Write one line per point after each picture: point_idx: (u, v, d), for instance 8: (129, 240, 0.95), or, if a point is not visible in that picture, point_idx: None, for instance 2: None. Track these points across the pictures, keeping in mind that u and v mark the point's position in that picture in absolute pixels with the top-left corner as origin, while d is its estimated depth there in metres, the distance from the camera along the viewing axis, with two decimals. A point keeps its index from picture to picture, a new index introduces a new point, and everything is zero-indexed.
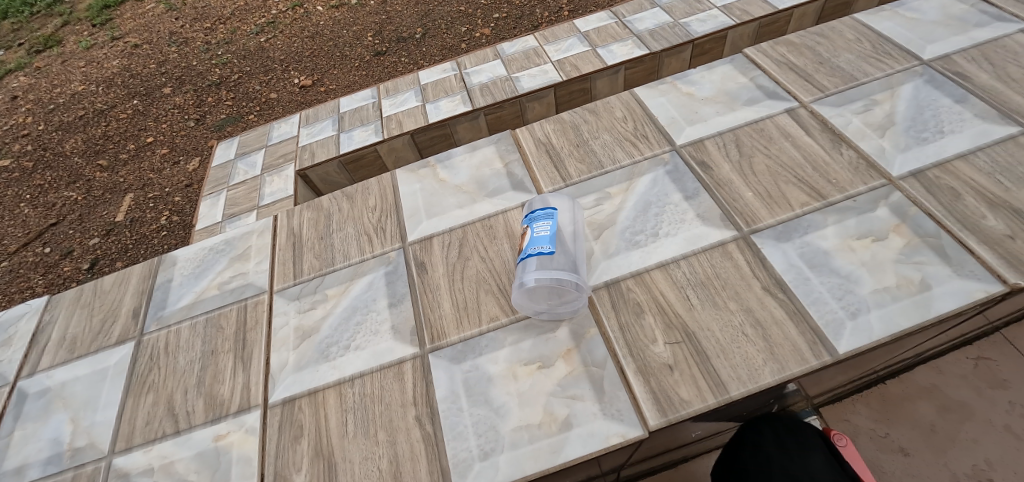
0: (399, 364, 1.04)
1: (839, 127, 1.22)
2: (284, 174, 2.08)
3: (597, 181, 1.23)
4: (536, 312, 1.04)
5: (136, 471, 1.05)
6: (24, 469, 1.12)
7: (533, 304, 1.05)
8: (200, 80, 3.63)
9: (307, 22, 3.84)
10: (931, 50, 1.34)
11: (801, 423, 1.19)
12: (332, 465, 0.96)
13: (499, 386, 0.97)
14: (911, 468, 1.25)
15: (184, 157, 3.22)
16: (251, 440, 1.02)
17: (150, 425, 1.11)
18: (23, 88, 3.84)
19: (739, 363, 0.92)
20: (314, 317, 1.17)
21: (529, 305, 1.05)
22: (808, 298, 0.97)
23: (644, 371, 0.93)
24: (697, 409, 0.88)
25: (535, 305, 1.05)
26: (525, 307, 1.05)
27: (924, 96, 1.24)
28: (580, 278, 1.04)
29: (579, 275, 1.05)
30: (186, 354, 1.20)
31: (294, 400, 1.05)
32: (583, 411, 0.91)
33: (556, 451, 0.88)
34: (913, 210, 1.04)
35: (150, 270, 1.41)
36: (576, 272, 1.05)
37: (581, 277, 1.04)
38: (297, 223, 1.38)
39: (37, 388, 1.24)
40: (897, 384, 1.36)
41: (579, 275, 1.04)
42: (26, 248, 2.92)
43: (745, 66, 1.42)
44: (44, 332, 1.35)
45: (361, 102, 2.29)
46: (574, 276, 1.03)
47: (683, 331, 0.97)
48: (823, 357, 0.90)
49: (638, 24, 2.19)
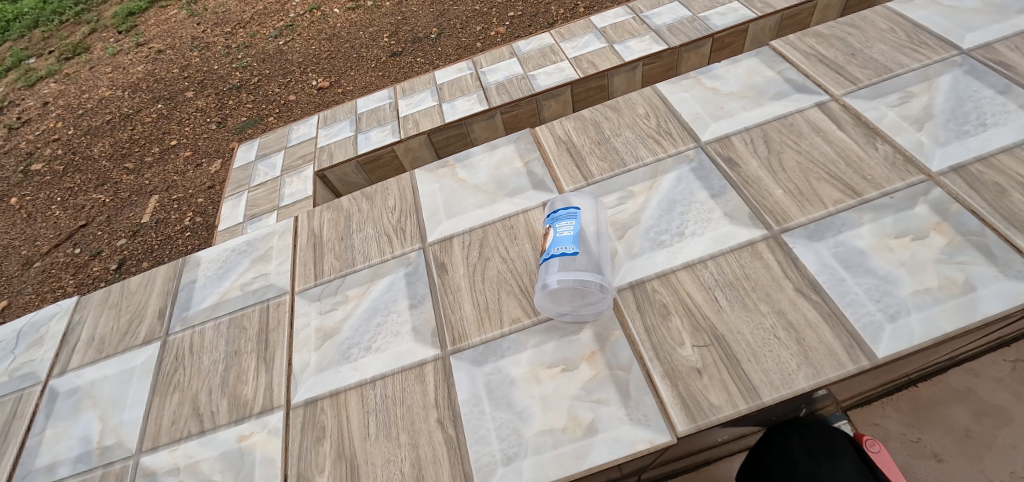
0: (420, 367, 1.03)
1: (873, 121, 1.17)
2: (303, 175, 2.09)
3: (620, 179, 1.21)
4: (558, 309, 1.03)
5: (162, 470, 1.06)
6: (55, 467, 1.14)
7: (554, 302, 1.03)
8: (221, 84, 3.69)
9: (325, 25, 3.87)
10: (970, 39, 1.28)
11: (831, 428, 1.14)
12: (354, 467, 0.95)
13: (522, 389, 0.95)
14: (945, 474, 1.20)
15: (207, 159, 3.27)
16: (274, 441, 1.02)
17: (176, 424, 1.12)
18: (54, 94, 3.95)
19: (771, 368, 0.88)
20: (335, 318, 1.16)
21: (549, 304, 1.03)
22: (844, 300, 0.93)
23: (671, 375, 0.90)
24: (727, 416, 0.85)
25: (554, 301, 1.04)
26: (546, 308, 1.03)
27: (964, 87, 1.18)
28: (600, 271, 1.03)
29: (598, 268, 1.04)
30: (210, 354, 1.20)
31: (316, 402, 1.05)
32: (608, 415, 0.89)
33: (580, 456, 0.86)
34: (955, 207, 1.00)
35: (175, 271, 1.43)
36: (596, 266, 1.04)
37: (602, 269, 1.04)
38: (317, 224, 1.38)
39: (68, 387, 1.27)
40: (930, 387, 1.31)
41: (598, 268, 1.03)
42: (57, 248, 3.00)
43: (771, 59, 1.38)
44: (73, 332, 1.38)
45: (378, 103, 2.29)
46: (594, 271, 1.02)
47: (712, 334, 0.94)
48: (860, 361, 0.86)
49: (656, 19, 2.14)
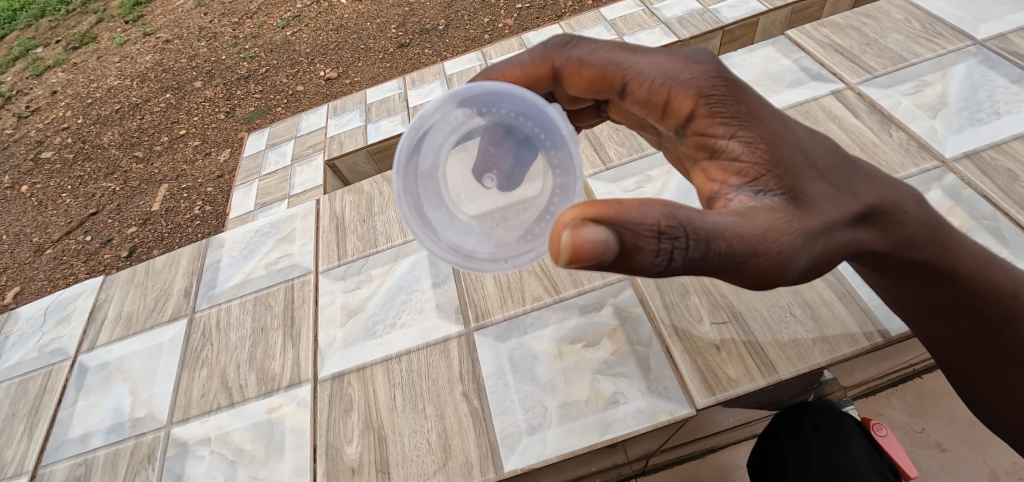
0: (445, 342, 1.06)
1: (887, 108, 1.19)
2: (313, 165, 2.12)
3: (638, 164, 1.23)
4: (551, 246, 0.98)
5: (193, 440, 1.10)
6: (88, 438, 1.18)
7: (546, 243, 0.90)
8: (229, 74, 3.72)
9: (332, 15, 3.88)
10: (985, 29, 1.29)
11: (839, 410, 1.16)
12: (382, 437, 0.98)
13: (546, 363, 0.99)
14: (948, 464, 1.22)
15: (216, 149, 3.30)
16: (303, 412, 1.06)
17: (206, 397, 1.15)
18: (63, 84, 3.98)
19: (787, 344, 0.91)
20: (359, 296, 1.20)
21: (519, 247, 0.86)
22: (859, 280, 0.96)
23: (691, 351, 0.93)
24: (746, 388, 0.88)
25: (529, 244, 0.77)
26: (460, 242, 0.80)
27: (977, 76, 1.20)
28: (494, 89, 0.75)
29: (536, 116, 0.76)
30: (237, 331, 1.24)
31: (343, 376, 1.08)
32: (629, 389, 0.93)
33: (603, 427, 0.90)
34: (967, 192, 1.03)
35: (199, 252, 1.46)
36: (544, 120, 0.76)
37: (508, 89, 0.75)
38: (339, 206, 1.41)
39: (97, 362, 1.31)
40: (935, 378, 1.30)
41: (487, 86, 0.75)
42: (69, 236, 3.03)
43: (787, 47, 1.40)
44: (100, 310, 1.41)
45: (387, 93, 2.31)
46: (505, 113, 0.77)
47: (730, 311, 0.96)
48: (874, 338, 0.90)
49: (666, 12, 2.16)
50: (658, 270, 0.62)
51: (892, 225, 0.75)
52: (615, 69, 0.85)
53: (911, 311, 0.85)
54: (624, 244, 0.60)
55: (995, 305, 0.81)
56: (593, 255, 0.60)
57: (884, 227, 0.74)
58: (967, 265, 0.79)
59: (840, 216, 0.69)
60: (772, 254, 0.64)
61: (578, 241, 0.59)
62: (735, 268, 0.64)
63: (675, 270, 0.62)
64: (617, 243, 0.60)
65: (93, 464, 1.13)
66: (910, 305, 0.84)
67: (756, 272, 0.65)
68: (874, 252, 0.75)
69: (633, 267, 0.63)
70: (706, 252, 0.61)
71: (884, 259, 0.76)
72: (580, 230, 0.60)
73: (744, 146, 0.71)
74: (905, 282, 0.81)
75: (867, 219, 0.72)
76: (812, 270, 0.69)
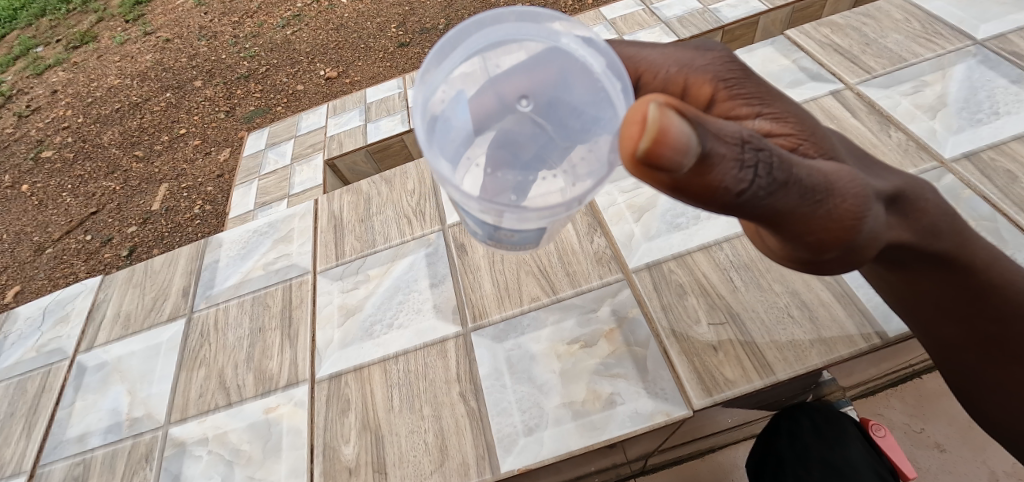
0: (442, 343, 1.06)
1: (886, 109, 1.19)
2: (313, 164, 2.12)
3: None
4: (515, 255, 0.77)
5: (191, 440, 1.10)
6: (86, 438, 1.18)
7: (521, 250, 0.70)
8: (229, 73, 3.71)
9: (333, 14, 3.88)
10: (985, 29, 1.29)
11: (838, 411, 1.15)
12: (379, 438, 0.98)
13: (543, 364, 0.99)
14: (948, 465, 1.22)
15: (216, 148, 3.30)
16: (300, 412, 1.06)
17: (203, 397, 1.15)
18: (63, 82, 3.98)
19: (785, 346, 0.91)
20: (357, 296, 1.20)
21: (492, 234, 0.65)
22: (856, 282, 0.96)
23: (688, 352, 0.93)
24: (743, 390, 0.88)
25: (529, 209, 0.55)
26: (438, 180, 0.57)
27: (977, 77, 1.20)
28: (538, 31, 0.60)
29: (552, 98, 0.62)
30: (234, 331, 1.23)
31: (340, 376, 1.08)
32: (626, 389, 0.93)
33: (599, 428, 0.90)
34: (967, 193, 1.02)
35: (197, 251, 1.46)
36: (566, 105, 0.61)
37: (552, 36, 0.60)
38: (337, 206, 1.41)
39: (95, 362, 1.31)
40: (935, 379, 1.30)
41: (529, 31, 0.60)
42: (69, 235, 3.04)
43: (786, 47, 1.40)
44: (99, 310, 1.41)
45: (387, 93, 2.31)
46: (546, 63, 0.61)
47: (727, 312, 0.96)
48: (871, 339, 0.89)
49: (666, 11, 2.15)
50: (737, 193, 0.52)
51: (916, 212, 0.73)
52: (625, 61, 0.79)
53: (927, 311, 0.83)
54: (710, 146, 0.49)
55: (1009, 301, 0.81)
56: (672, 152, 0.48)
57: (910, 213, 0.73)
58: (982, 262, 0.80)
59: (881, 189, 0.67)
60: (846, 199, 0.58)
61: (665, 124, 0.47)
62: (810, 211, 0.57)
63: (756, 194, 0.52)
64: (702, 143, 0.49)
65: (91, 464, 1.13)
66: (927, 306, 0.83)
67: (828, 222, 0.58)
68: (904, 240, 0.73)
69: (703, 187, 0.52)
70: (790, 178, 0.53)
71: (913, 251, 0.75)
72: (667, 111, 0.47)
73: (773, 123, 0.67)
74: (924, 278, 0.81)
75: (897, 202, 0.71)
76: (870, 238, 0.63)
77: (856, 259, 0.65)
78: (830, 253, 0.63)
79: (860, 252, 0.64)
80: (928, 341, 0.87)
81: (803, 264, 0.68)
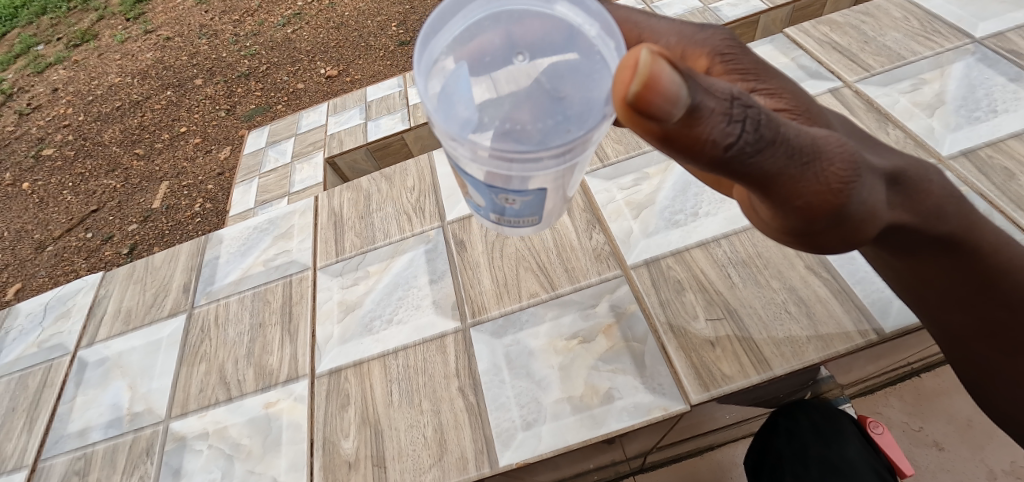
0: (441, 338, 1.06)
1: (885, 106, 1.19)
2: (313, 162, 2.13)
3: (635, 161, 1.23)
4: (516, 231, 0.77)
5: (191, 435, 1.10)
6: (87, 432, 1.19)
7: (522, 221, 0.70)
8: (230, 71, 3.72)
9: (333, 13, 3.88)
10: (983, 27, 1.30)
11: (836, 409, 1.16)
12: (378, 432, 0.99)
13: (541, 360, 0.99)
14: (946, 463, 1.22)
15: (217, 146, 3.31)
16: (300, 407, 1.06)
17: (203, 392, 1.16)
18: (64, 80, 3.99)
19: (782, 341, 0.92)
20: (357, 292, 1.20)
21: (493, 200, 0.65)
22: (853, 278, 0.97)
23: (685, 347, 0.94)
24: (739, 384, 0.89)
25: (539, 157, 0.56)
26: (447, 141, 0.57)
27: (975, 75, 1.21)
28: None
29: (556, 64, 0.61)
30: (235, 326, 1.24)
31: (340, 371, 1.09)
32: (624, 384, 0.93)
33: (597, 423, 0.91)
34: (964, 190, 1.03)
35: (197, 248, 1.46)
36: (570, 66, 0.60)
37: (546, 4, 0.61)
38: (337, 203, 1.41)
39: (96, 357, 1.31)
40: (933, 378, 1.31)
41: (523, 0, 0.62)
42: (70, 232, 3.04)
43: (785, 46, 1.40)
44: (99, 305, 1.41)
45: (387, 91, 2.31)
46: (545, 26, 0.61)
47: (724, 308, 0.97)
48: (868, 335, 0.90)
49: (667, 10, 2.15)
50: (724, 148, 0.51)
51: (920, 194, 0.72)
52: (632, 28, 0.79)
53: (931, 298, 0.83)
54: (699, 98, 0.49)
55: (1016, 287, 0.81)
56: (661, 100, 0.47)
57: (914, 194, 0.72)
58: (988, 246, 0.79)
59: (879, 166, 0.65)
60: (834, 163, 0.57)
61: (656, 70, 0.46)
62: (798, 174, 0.56)
63: (743, 150, 0.52)
64: (691, 95, 0.49)
65: (92, 458, 1.14)
66: (931, 293, 0.83)
67: (817, 186, 0.57)
68: (904, 223, 0.72)
69: (690, 141, 0.52)
70: (778, 136, 0.53)
71: (915, 234, 0.74)
72: (659, 58, 0.47)
73: (768, 99, 0.67)
74: (929, 263, 0.80)
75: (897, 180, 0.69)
76: (863, 211, 0.62)
77: (852, 228, 0.63)
78: (821, 222, 0.61)
79: (854, 224, 0.63)
80: (934, 330, 0.88)
81: (797, 237, 0.66)
